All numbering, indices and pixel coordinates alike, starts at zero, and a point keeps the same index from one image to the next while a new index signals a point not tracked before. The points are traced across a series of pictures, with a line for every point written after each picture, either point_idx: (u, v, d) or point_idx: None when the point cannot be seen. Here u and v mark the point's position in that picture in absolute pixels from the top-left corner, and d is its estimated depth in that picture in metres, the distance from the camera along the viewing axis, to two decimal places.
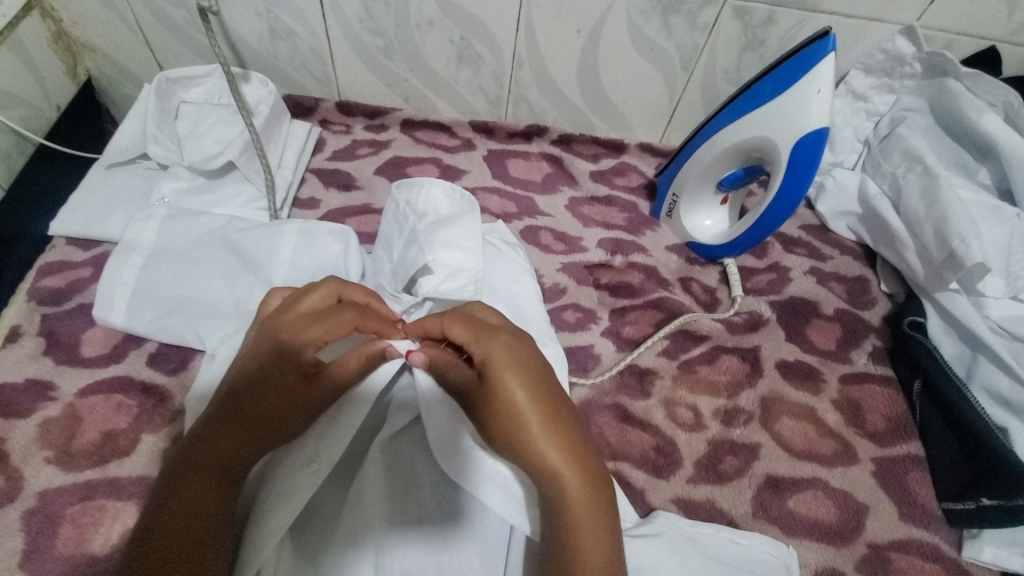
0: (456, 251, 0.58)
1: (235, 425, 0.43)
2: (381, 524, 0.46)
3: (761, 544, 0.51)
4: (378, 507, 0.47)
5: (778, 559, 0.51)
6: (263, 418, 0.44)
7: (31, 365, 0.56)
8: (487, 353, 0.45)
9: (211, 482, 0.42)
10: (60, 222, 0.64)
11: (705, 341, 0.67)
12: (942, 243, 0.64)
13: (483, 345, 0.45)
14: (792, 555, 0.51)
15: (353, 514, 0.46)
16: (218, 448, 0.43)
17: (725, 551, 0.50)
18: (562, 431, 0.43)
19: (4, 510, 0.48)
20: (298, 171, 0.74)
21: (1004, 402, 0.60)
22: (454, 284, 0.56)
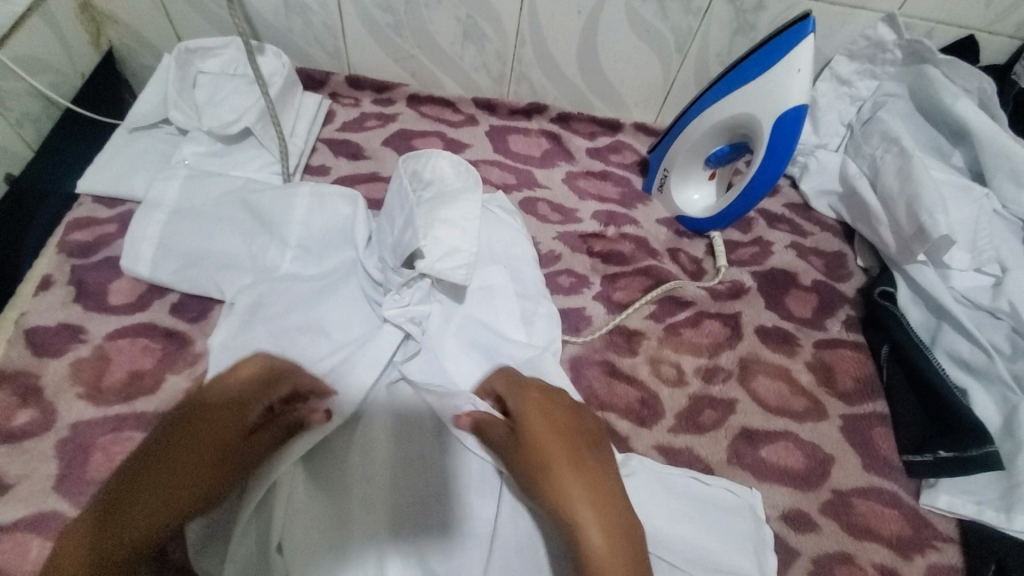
0: (456, 230, 0.61)
1: (192, 446, 0.44)
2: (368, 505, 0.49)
3: (728, 489, 0.56)
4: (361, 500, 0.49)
5: (743, 501, 0.56)
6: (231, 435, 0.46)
7: (63, 310, 0.60)
8: (523, 410, 0.51)
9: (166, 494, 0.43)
10: (86, 180, 0.68)
11: (690, 306, 0.71)
12: (913, 218, 0.69)
13: (521, 403, 0.52)
14: (755, 496, 0.57)
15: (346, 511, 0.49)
16: (184, 459, 0.43)
17: (690, 488, 0.55)
18: (596, 486, 0.46)
19: (40, 437, 0.52)
20: (310, 140, 0.78)
21: (964, 365, 0.64)
22: (452, 264, 0.59)
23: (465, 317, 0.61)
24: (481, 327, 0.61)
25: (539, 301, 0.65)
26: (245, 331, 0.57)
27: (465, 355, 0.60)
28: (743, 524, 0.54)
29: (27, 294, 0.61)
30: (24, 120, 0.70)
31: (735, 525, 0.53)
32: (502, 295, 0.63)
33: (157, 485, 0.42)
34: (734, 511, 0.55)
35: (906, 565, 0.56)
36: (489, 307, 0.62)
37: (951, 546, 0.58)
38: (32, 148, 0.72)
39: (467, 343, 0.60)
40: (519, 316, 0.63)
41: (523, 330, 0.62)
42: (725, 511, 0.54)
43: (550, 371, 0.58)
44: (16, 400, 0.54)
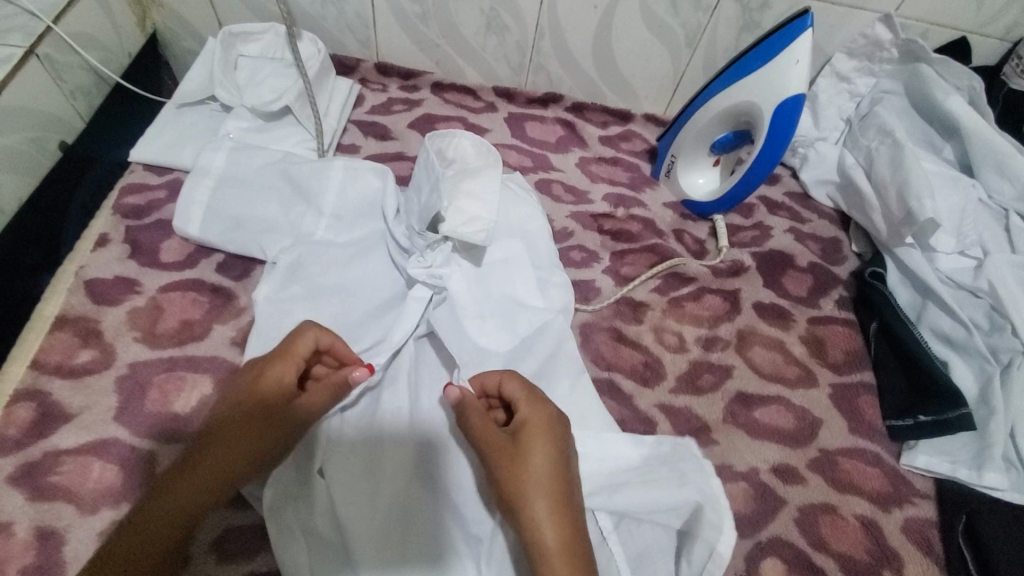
0: (478, 200, 0.65)
1: (212, 466, 0.47)
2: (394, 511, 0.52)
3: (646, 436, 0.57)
4: (389, 502, 0.52)
5: (667, 446, 0.57)
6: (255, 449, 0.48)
7: (119, 265, 0.66)
8: (526, 416, 0.50)
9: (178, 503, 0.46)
10: (138, 150, 0.75)
11: (692, 282, 0.77)
12: (902, 203, 0.74)
13: (526, 411, 0.51)
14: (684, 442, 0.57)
15: (388, 526, 0.51)
16: (207, 471, 0.46)
17: (610, 451, 0.55)
18: (559, 483, 0.47)
19: (102, 374, 0.58)
20: (342, 121, 0.84)
21: (945, 340, 0.70)
22: (472, 228, 0.63)
23: (484, 283, 0.66)
24: (499, 293, 0.66)
25: (554, 272, 0.70)
26: (287, 287, 0.62)
27: (485, 316, 0.64)
28: (672, 465, 0.55)
29: (86, 250, 0.67)
30: (78, 93, 0.76)
31: (663, 472, 0.55)
32: (519, 264, 0.68)
33: (183, 491, 0.46)
34: (660, 462, 0.56)
35: (884, 516, 0.61)
36: (506, 275, 0.67)
37: (927, 501, 0.63)
38: (84, 119, 0.78)
39: (487, 305, 0.64)
40: (536, 284, 0.67)
41: (540, 296, 0.67)
42: (665, 462, 0.56)
43: (559, 332, 0.64)
44: (78, 341, 0.60)
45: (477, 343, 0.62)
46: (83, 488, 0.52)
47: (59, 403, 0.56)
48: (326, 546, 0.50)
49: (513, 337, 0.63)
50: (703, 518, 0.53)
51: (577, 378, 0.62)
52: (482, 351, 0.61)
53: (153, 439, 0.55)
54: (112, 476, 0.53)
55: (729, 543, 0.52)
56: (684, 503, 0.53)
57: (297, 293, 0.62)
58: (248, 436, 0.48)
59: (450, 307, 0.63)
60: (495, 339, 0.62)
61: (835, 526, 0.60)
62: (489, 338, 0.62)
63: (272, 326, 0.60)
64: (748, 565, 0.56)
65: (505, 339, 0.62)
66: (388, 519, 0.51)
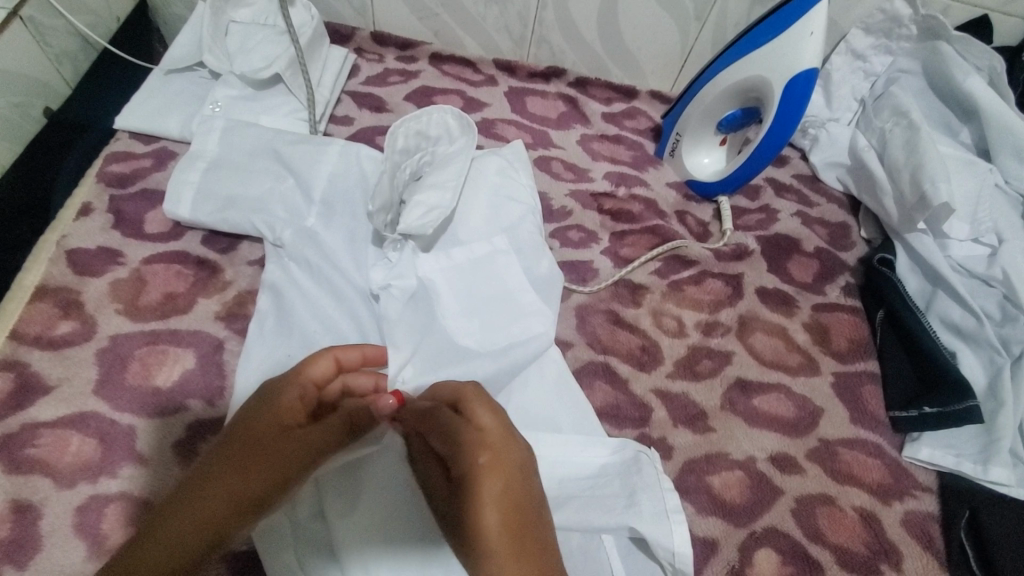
0: (439, 190, 0.62)
1: (218, 493, 0.42)
2: (380, 509, 0.50)
3: (604, 445, 0.55)
4: (376, 501, 0.51)
5: (626, 455, 0.55)
6: (271, 484, 0.43)
7: (102, 235, 0.64)
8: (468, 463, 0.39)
9: (179, 537, 0.40)
10: (123, 117, 0.72)
11: (694, 265, 0.74)
12: (915, 187, 0.72)
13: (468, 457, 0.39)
14: (651, 451, 0.55)
15: (375, 522, 0.50)
16: (213, 503, 0.42)
17: (568, 458, 0.54)
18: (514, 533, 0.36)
19: (82, 345, 0.57)
20: (335, 91, 0.81)
21: (955, 329, 0.67)
22: (424, 219, 0.60)
23: (463, 277, 0.62)
24: (481, 289, 0.62)
25: (542, 263, 0.65)
26: (278, 275, 0.61)
27: (463, 315, 0.60)
28: (631, 476, 0.54)
29: (69, 219, 0.65)
30: (62, 57, 0.74)
31: (614, 483, 0.54)
32: (503, 258, 0.64)
33: (178, 529, 0.40)
34: (614, 471, 0.54)
35: (884, 509, 0.59)
36: (488, 270, 0.63)
37: (928, 495, 0.61)
38: (70, 85, 0.75)
39: (465, 301, 0.61)
40: (524, 277, 0.64)
41: (527, 293, 0.63)
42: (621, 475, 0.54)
43: (548, 325, 0.61)
44: (58, 312, 0.58)
45: (450, 341, 0.58)
46: (61, 462, 0.51)
47: (38, 374, 0.55)
48: (311, 539, 0.49)
49: (491, 339, 0.59)
50: (653, 534, 0.50)
51: (560, 373, 0.61)
52: (456, 349, 0.58)
53: (134, 413, 0.54)
54: (90, 451, 0.51)
55: (688, 561, 0.49)
56: (628, 522, 0.50)
57: (288, 281, 0.61)
58: (265, 467, 0.43)
59: (424, 302, 0.59)
60: (468, 338, 0.59)
61: (833, 518, 0.58)
62: (465, 338, 0.58)
63: (265, 315, 0.58)
64: (742, 555, 0.55)
65: (481, 340, 0.59)
66: (375, 513, 0.50)
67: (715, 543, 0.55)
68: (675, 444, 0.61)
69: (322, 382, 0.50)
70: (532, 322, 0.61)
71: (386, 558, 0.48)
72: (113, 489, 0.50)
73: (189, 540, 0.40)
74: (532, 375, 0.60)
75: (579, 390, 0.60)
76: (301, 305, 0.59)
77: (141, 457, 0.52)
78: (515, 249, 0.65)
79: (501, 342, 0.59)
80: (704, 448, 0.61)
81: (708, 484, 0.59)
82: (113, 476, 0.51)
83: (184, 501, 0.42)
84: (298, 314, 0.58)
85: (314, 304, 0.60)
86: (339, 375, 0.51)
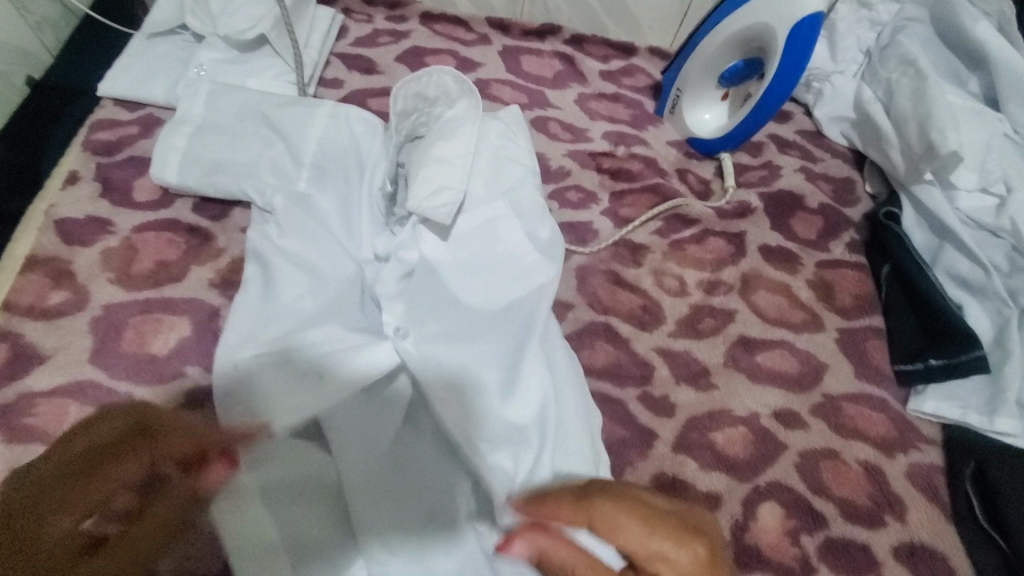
0: (446, 165, 0.59)
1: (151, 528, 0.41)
2: (392, 470, 0.51)
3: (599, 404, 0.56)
4: (386, 463, 0.51)
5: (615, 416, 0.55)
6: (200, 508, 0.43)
7: (90, 204, 0.63)
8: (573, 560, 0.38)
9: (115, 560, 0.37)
10: (107, 83, 0.70)
11: (695, 224, 0.73)
12: (923, 137, 0.70)
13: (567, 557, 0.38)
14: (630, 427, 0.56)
15: (389, 479, 0.50)
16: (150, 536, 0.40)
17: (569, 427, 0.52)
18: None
19: (74, 315, 0.56)
20: (323, 53, 0.78)
21: (961, 282, 0.67)
22: (433, 200, 0.58)
23: (467, 246, 0.61)
24: (483, 257, 0.60)
25: (545, 227, 0.63)
26: (261, 240, 0.59)
27: (470, 287, 0.58)
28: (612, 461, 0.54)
29: (56, 188, 0.64)
30: (43, 24, 0.74)
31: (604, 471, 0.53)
32: (505, 223, 0.62)
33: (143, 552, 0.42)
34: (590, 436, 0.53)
35: (888, 462, 0.59)
36: (493, 237, 0.61)
37: (933, 447, 0.61)
38: (51, 53, 0.76)
39: (471, 273, 0.59)
40: (527, 243, 0.61)
41: (527, 256, 0.61)
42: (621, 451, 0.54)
43: (552, 287, 0.60)
44: (50, 282, 0.57)
45: (467, 321, 0.57)
46: (59, 430, 0.50)
47: (33, 344, 0.54)
48: (325, 505, 0.50)
49: (500, 310, 0.58)
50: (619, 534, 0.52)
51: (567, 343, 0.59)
52: (466, 326, 0.56)
53: (130, 381, 0.53)
54: (88, 418, 0.51)
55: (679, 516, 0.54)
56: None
57: (269, 244, 0.59)
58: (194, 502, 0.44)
59: (427, 287, 0.58)
60: (480, 313, 0.57)
61: (836, 472, 0.58)
62: (478, 314, 0.57)
63: (253, 281, 0.57)
64: (746, 509, 0.55)
65: (489, 303, 0.58)
66: (376, 478, 0.50)
67: (719, 498, 0.55)
68: (677, 401, 0.60)
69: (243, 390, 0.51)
70: (536, 282, 0.60)
71: (404, 520, 0.49)
72: None
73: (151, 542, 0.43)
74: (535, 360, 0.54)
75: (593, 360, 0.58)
76: (283, 266, 0.57)
77: None
78: (518, 212, 0.62)
79: (511, 306, 0.58)
80: (707, 406, 0.60)
81: (712, 441, 0.58)
82: None
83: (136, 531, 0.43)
84: (281, 278, 0.56)
85: (302, 264, 0.57)
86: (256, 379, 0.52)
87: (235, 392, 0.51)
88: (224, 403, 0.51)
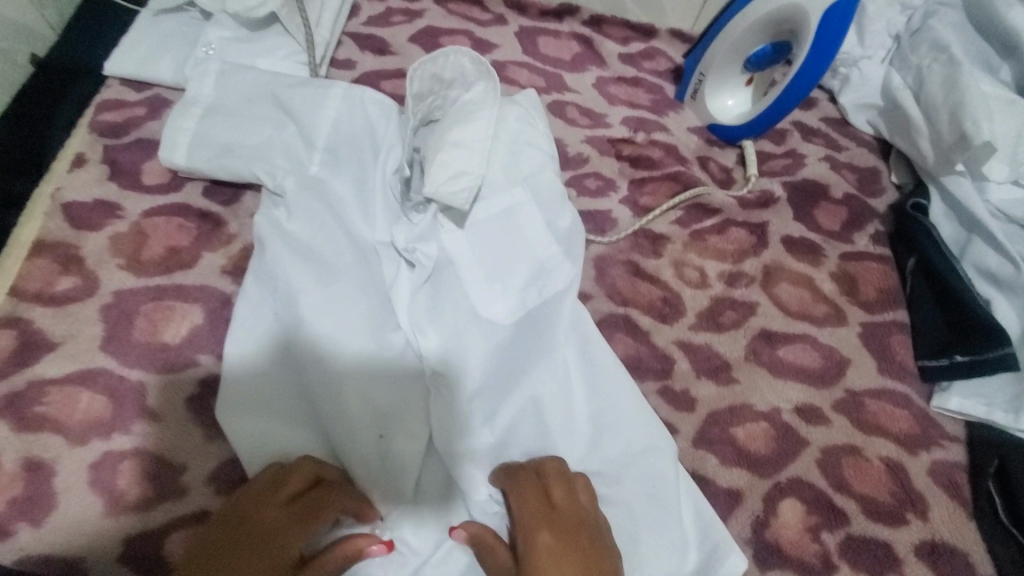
0: (464, 151, 0.57)
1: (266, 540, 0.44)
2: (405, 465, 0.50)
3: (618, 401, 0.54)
4: (400, 458, 0.50)
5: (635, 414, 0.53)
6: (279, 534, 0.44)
7: (98, 187, 0.61)
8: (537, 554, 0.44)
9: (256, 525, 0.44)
10: (113, 61, 0.68)
11: (716, 214, 0.71)
12: (955, 126, 0.68)
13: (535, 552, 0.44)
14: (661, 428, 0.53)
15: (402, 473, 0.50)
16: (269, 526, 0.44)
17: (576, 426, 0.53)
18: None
19: (85, 302, 0.55)
20: (335, 31, 0.75)
21: (989, 276, 0.65)
22: (450, 186, 0.56)
23: (485, 235, 0.59)
24: (499, 248, 0.58)
25: (565, 217, 0.61)
26: (267, 225, 0.57)
27: (485, 280, 0.57)
28: (645, 461, 0.52)
29: (63, 170, 0.62)
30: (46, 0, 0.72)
31: (631, 471, 0.52)
32: (524, 212, 0.60)
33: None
34: (621, 433, 0.53)
35: (911, 459, 0.58)
36: (512, 226, 0.59)
37: (956, 445, 0.60)
38: (55, 30, 0.73)
39: (488, 264, 0.58)
40: (546, 232, 0.60)
41: (546, 247, 0.59)
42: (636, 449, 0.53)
43: (568, 284, 0.58)
44: (59, 268, 0.56)
45: (478, 313, 0.55)
46: (71, 419, 0.49)
47: (42, 331, 0.53)
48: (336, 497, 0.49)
49: (515, 303, 0.56)
50: (668, 541, 0.50)
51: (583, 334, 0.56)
52: (479, 320, 0.55)
53: (143, 369, 0.52)
54: (101, 408, 0.50)
55: (708, 510, 0.52)
56: (626, 505, 0.51)
57: (279, 231, 0.56)
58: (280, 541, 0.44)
59: (442, 279, 0.56)
60: (494, 307, 0.56)
61: (859, 469, 0.57)
62: (491, 311, 0.55)
63: (259, 267, 0.55)
64: (767, 505, 0.54)
65: (506, 296, 0.56)
66: (397, 460, 0.50)
67: (740, 494, 0.54)
68: (697, 395, 0.59)
69: (258, 379, 0.51)
70: (552, 277, 0.58)
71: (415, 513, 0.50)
72: (127, 446, 0.49)
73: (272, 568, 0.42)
74: (541, 362, 0.54)
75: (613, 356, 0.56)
76: (289, 254, 0.55)
77: (154, 412, 0.51)
78: (537, 201, 0.61)
79: (527, 303, 0.56)
80: (728, 400, 0.59)
81: (733, 436, 0.57)
82: (127, 433, 0.50)
83: (239, 516, 0.44)
84: (286, 267, 0.54)
85: (311, 252, 0.55)
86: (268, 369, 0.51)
87: (242, 384, 0.51)
88: (231, 391, 0.50)
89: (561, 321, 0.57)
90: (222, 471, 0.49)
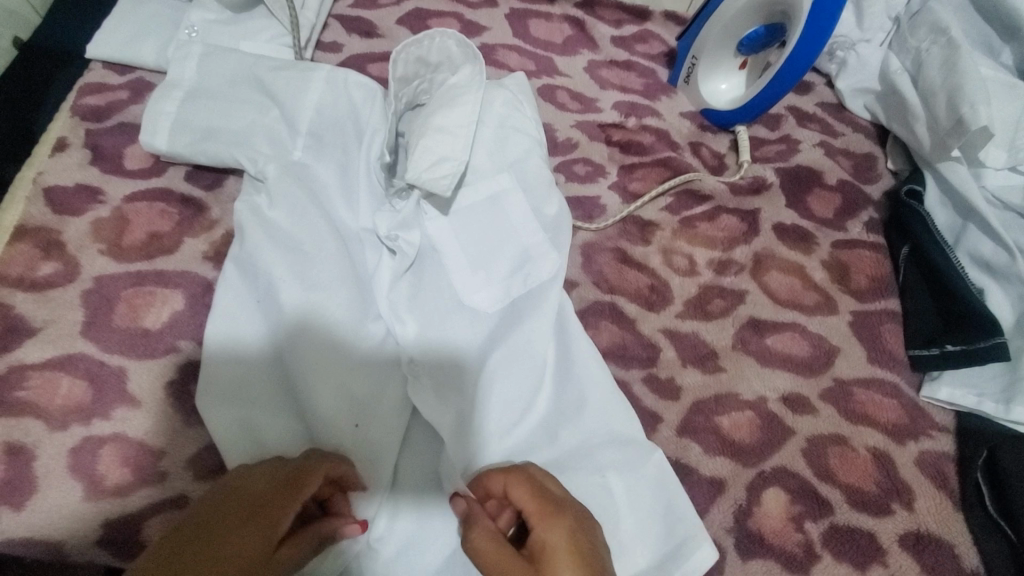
0: (448, 136, 0.57)
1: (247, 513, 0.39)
2: (387, 454, 0.50)
3: (597, 386, 0.53)
4: (381, 447, 0.50)
5: (617, 404, 0.53)
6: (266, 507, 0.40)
7: (80, 172, 0.61)
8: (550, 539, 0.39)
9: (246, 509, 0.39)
10: (95, 44, 0.68)
11: (707, 200, 0.70)
12: (951, 111, 0.66)
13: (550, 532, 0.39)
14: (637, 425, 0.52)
15: (384, 462, 0.50)
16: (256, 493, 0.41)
17: (559, 413, 0.52)
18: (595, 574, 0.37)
19: (65, 287, 0.54)
20: (321, 14, 0.74)
21: (984, 265, 0.64)
22: (434, 171, 0.55)
23: (469, 222, 0.58)
24: (484, 236, 0.58)
25: (552, 203, 0.60)
26: (248, 212, 0.56)
27: (469, 266, 0.56)
28: (624, 450, 0.51)
29: (44, 155, 0.61)
30: None
31: (609, 454, 0.51)
32: (509, 198, 0.59)
33: (215, 541, 0.36)
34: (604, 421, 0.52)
35: (898, 449, 0.58)
36: (496, 213, 0.59)
37: (945, 435, 0.59)
38: (39, 14, 0.74)
39: (472, 251, 0.57)
40: (532, 218, 0.59)
41: (531, 234, 0.58)
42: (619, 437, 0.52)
43: (556, 271, 0.57)
44: (40, 253, 0.56)
45: (462, 300, 0.55)
46: (51, 404, 0.49)
47: (23, 316, 0.53)
48: None
49: (499, 290, 0.55)
50: (643, 529, 0.50)
51: (564, 324, 0.56)
52: (463, 308, 0.54)
53: (123, 354, 0.52)
54: (81, 393, 0.50)
55: (685, 500, 0.51)
56: (606, 492, 0.50)
57: (259, 218, 0.56)
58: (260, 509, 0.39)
59: (425, 267, 0.56)
60: (478, 294, 0.55)
61: (845, 458, 0.56)
62: (476, 297, 0.55)
63: (240, 255, 0.54)
64: (750, 494, 0.54)
65: (491, 284, 0.56)
66: (379, 448, 0.50)
67: (723, 483, 0.54)
68: (683, 384, 0.59)
69: (237, 367, 0.50)
70: (538, 263, 0.57)
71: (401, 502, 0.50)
72: (108, 431, 0.49)
73: (251, 538, 0.37)
74: (522, 349, 0.54)
75: (590, 347, 0.55)
76: (270, 242, 0.54)
77: (134, 398, 0.51)
78: (523, 187, 0.60)
79: (512, 290, 0.56)
80: (714, 389, 0.59)
81: (717, 425, 0.57)
82: (107, 418, 0.49)
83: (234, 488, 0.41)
84: (267, 254, 0.53)
85: (292, 240, 0.54)
86: (247, 357, 0.51)
87: (220, 371, 0.50)
88: (210, 378, 0.50)
89: (543, 303, 0.56)
90: (202, 457, 0.49)
